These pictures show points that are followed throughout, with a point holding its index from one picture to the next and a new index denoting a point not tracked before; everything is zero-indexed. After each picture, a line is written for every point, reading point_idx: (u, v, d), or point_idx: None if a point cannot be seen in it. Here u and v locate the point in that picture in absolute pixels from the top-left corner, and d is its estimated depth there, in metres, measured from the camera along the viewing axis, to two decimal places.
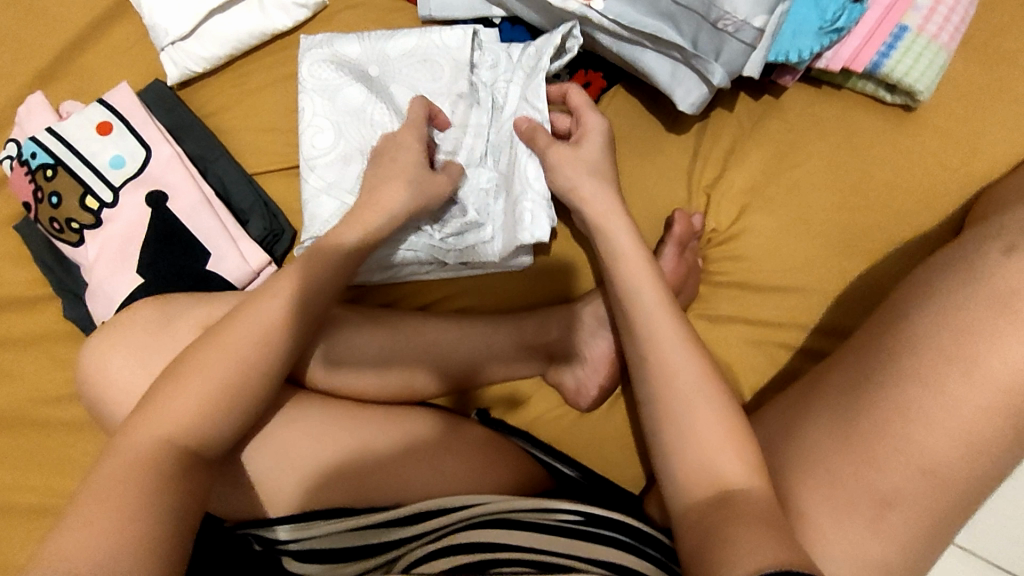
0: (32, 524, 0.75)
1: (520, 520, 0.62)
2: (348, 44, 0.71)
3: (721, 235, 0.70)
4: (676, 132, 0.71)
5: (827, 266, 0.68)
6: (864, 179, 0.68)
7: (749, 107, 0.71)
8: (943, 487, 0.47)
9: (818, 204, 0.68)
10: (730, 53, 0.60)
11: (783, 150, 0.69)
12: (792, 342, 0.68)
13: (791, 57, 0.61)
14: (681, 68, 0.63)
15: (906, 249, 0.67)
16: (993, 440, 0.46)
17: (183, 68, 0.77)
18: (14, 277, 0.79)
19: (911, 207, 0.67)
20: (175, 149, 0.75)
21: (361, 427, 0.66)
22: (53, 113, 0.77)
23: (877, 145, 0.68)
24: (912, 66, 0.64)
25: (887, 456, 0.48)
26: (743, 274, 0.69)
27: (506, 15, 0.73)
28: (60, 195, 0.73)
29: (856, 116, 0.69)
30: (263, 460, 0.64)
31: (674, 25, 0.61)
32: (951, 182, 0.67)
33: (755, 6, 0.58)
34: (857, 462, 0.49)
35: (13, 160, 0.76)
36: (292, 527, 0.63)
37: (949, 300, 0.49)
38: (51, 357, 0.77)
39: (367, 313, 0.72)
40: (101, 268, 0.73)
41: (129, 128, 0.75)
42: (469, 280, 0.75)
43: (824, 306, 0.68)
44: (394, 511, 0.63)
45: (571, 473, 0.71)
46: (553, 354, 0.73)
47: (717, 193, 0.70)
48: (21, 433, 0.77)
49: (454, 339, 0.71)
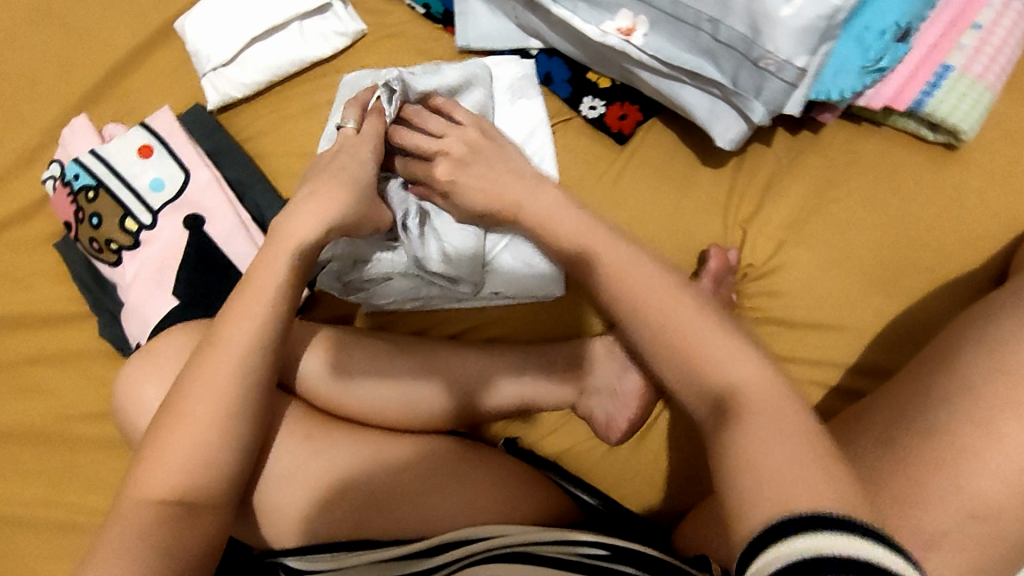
0: (58, 540, 0.75)
1: (540, 554, 0.60)
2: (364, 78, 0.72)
3: (757, 270, 0.70)
4: (711, 165, 0.71)
5: (863, 305, 0.66)
6: (905, 218, 0.67)
7: (787, 142, 0.70)
8: (987, 543, 0.46)
9: (856, 241, 0.67)
10: (771, 92, 0.59)
11: (820, 187, 0.69)
12: (828, 381, 0.67)
13: (832, 95, 0.60)
14: (721, 105, 0.63)
15: (947, 290, 0.65)
16: None
17: (224, 93, 0.78)
18: (50, 294, 0.81)
19: (951, 247, 0.66)
20: (214, 172, 0.77)
21: (390, 454, 0.67)
22: (95, 135, 0.79)
23: (918, 184, 0.67)
24: (956, 106, 0.63)
25: (931, 509, 0.47)
26: (778, 311, 0.69)
27: (543, 47, 0.74)
28: (101, 216, 0.75)
29: (896, 153, 0.68)
30: (290, 487, 0.65)
31: (714, 62, 0.61)
32: (994, 223, 0.65)
33: (799, 46, 0.56)
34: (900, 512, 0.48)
35: (56, 181, 0.78)
36: (310, 558, 0.63)
37: None
38: (85, 374, 0.78)
39: (399, 342, 0.73)
40: (137, 289, 0.74)
41: (170, 151, 0.76)
42: (501, 309, 0.75)
43: (862, 347, 0.66)
44: (414, 544, 0.62)
45: (592, 501, 0.71)
46: (583, 386, 0.72)
47: (752, 228, 0.70)
48: (51, 448, 0.77)
49: (486, 368, 0.72)
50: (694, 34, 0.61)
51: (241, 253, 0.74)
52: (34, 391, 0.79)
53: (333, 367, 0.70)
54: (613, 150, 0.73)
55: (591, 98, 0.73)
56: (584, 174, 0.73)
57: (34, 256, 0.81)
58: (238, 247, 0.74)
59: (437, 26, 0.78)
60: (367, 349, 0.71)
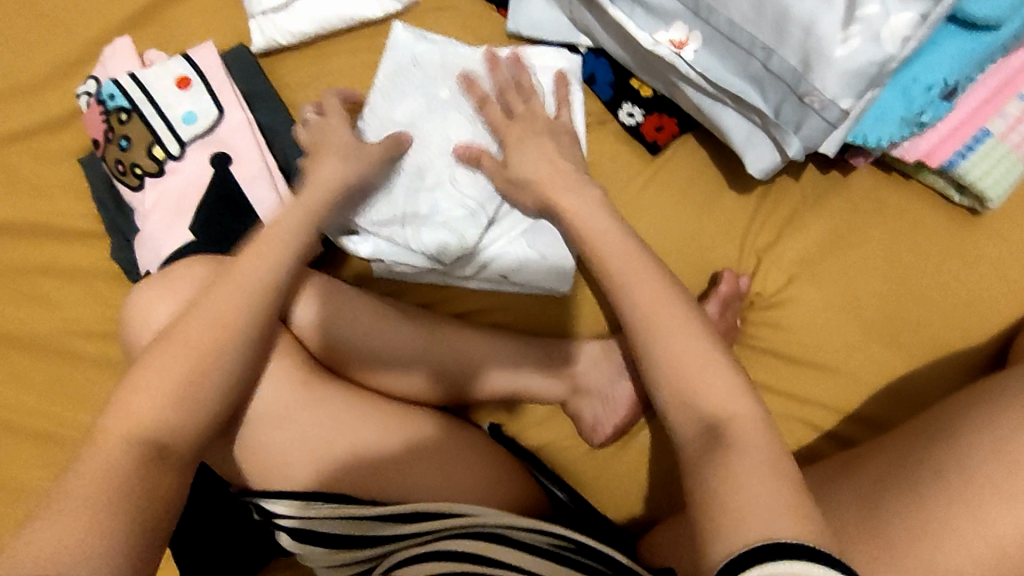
0: (41, 449, 0.77)
1: (514, 538, 0.63)
2: (415, 41, 0.74)
3: (765, 300, 0.71)
4: (736, 190, 0.71)
5: (861, 353, 0.67)
6: (917, 274, 0.67)
7: (815, 179, 0.71)
8: None
9: (865, 288, 0.68)
10: (810, 128, 0.59)
11: (841, 229, 0.69)
12: (812, 419, 0.68)
13: (868, 140, 0.61)
14: (758, 132, 0.64)
15: (948, 351, 0.66)
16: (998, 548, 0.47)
17: (269, 38, 0.78)
18: (67, 208, 0.81)
19: (957, 310, 0.67)
20: (247, 115, 0.77)
21: (374, 419, 0.68)
22: (135, 59, 0.79)
23: (939, 245, 0.68)
24: (987, 172, 0.64)
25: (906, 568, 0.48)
26: (778, 344, 0.70)
27: (591, 46, 0.74)
28: (130, 140, 0.75)
29: (920, 208, 0.68)
30: (273, 437, 0.66)
31: (760, 90, 0.61)
32: (1005, 295, 0.66)
33: (845, 87, 0.56)
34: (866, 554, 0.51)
35: (90, 98, 0.78)
36: (290, 504, 0.64)
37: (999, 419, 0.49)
38: (90, 291, 0.79)
39: (403, 310, 0.73)
40: (156, 215, 0.75)
41: (207, 86, 0.76)
42: (505, 295, 0.76)
43: (854, 392, 0.67)
44: (392, 508, 0.64)
45: (561, 495, 0.73)
46: (576, 386, 0.73)
47: (767, 260, 0.70)
48: (46, 358, 0.78)
49: (485, 352, 0.72)
50: (744, 57, 0.61)
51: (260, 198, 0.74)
52: (36, 300, 0.80)
53: (325, 322, 0.71)
54: (644, 159, 0.74)
55: (630, 104, 0.73)
56: (615, 179, 0.74)
57: (57, 168, 0.82)
58: (258, 192, 0.75)
59: (490, 6, 0.78)
60: (359, 305, 0.71)
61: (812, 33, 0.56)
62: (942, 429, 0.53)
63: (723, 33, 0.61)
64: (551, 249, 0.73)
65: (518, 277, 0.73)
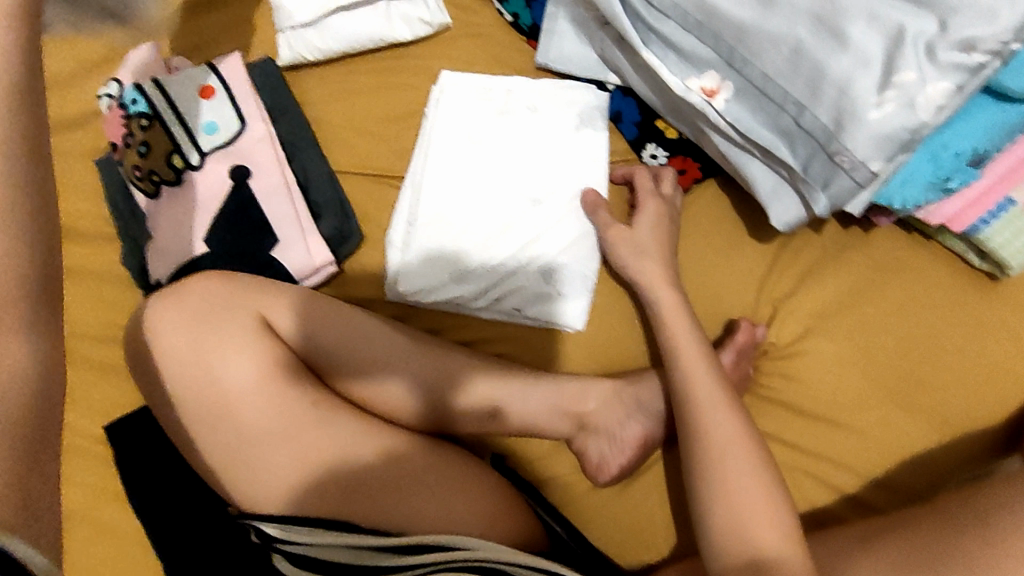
0: None
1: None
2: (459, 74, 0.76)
3: (779, 350, 0.70)
4: (756, 240, 0.71)
5: (872, 411, 0.67)
6: (932, 336, 0.67)
7: (836, 234, 0.70)
8: None
9: (880, 347, 0.68)
10: (838, 187, 0.60)
11: (859, 285, 0.69)
12: (819, 474, 0.68)
13: (893, 203, 0.61)
14: (784, 185, 0.64)
15: (960, 414, 0.66)
16: None
17: (297, 53, 0.78)
18: (79, 208, 0.80)
19: (971, 375, 0.66)
20: (269, 129, 0.76)
21: (380, 447, 0.67)
22: (161, 64, 0.78)
23: (957, 308, 0.68)
24: (1009, 242, 0.64)
25: None
26: (790, 396, 0.69)
27: (620, 84, 0.74)
28: (149, 147, 0.74)
29: (939, 270, 0.68)
30: (275, 459, 0.65)
31: (790, 144, 0.61)
32: (1020, 363, 0.66)
33: (877, 150, 0.56)
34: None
35: (111, 100, 0.77)
36: (290, 529, 0.64)
37: None
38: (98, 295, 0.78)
39: (414, 336, 0.72)
40: (172, 224, 0.74)
41: (231, 97, 0.76)
42: (517, 328, 0.75)
43: (864, 451, 0.67)
44: (392, 540, 0.63)
45: (562, 532, 0.72)
46: (583, 424, 0.72)
47: (783, 311, 0.70)
48: None
49: (493, 385, 0.71)
50: (776, 111, 0.61)
51: (279, 216, 0.74)
52: None
53: (335, 344, 0.70)
54: None
55: (655, 146, 0.74)
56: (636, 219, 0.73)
57: (71, 167, 0.81)
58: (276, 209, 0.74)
59: (521, 37, 0.79)
60: (369, 328, 0.70)
61: (847, 94, 0.56)
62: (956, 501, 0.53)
63: (755, 86, 0.61)
64: (567, 285, 0.73)
65: (530, 312, 0.73)
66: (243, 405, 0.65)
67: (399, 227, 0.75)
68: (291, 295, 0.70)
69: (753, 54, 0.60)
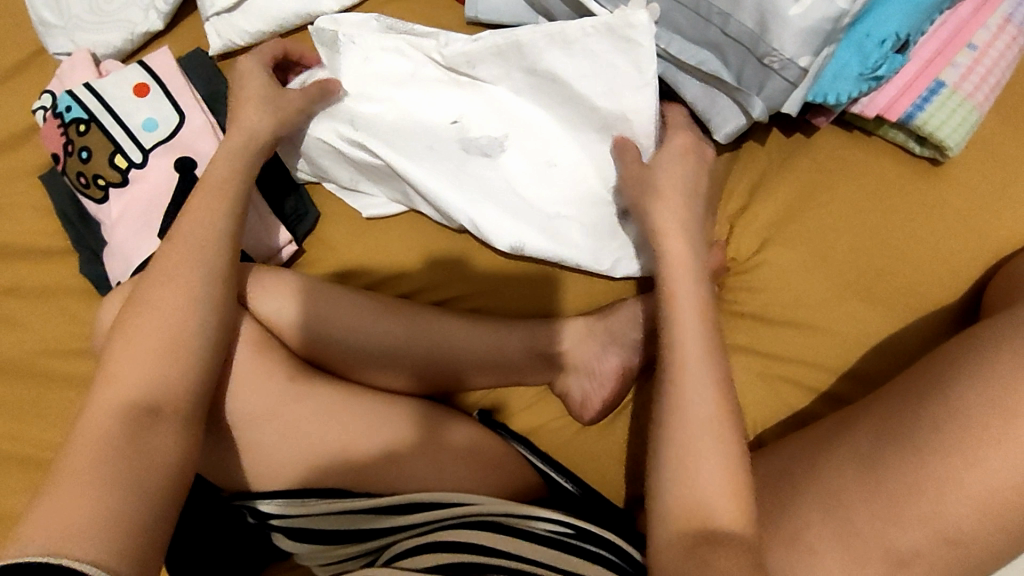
0: (21, 472, 0.75)
1: (510, 525, 0.64)
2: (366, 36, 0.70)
3: (741, 265, 0.71)
4: (706, 160, 0.72)
5: (838, 308, 0.68)
6: (887, 227, 0.68)
7: (780, 142, 0.72)
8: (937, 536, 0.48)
9: (838, 245, 0.69)
10: (772, 89, 0.61)
11: (809, 188, 0.70)
12: (795, 376, 0.69)
13: (828, 99, 0.62)
14: (720, 97, 0.65)
15: (927, 299, 0.67)
16: (984, 476, 0.47)
17: (227, 40, 0.77)
18: (29, 226, 0.79)
19: (929, 259, 0.68)
20: (209, 118, 0.76)
21: (359, 413, 0.67)
22: (91, 69, 0.77)
23: (909, 195, 0.69)
24: (946, 122, 0.65)
25: (908, 517, 0.49)
26: (758, 306, 0.70)
27: None
28: (90, 151, 0.74)
29: (885, 163, 0.70)
30: (258, 438, 0.65)
31: (720, 55, 0.62)
32: (975, 240, 0.67)
33: (803, 46, 0.57)
34: (874, 519, 0.50)
35: (46, 112, 0.76)
36: (283, 503, 0.64)
37: (979, 358, 0.50)
38: (60, 309, 0.77)
39: (382, 301, 0.71)
40: (123, 222, 0.74)
41: (166, 92, 0.75)
42: (486, 281, 0.75)
43: (837, 348, 0.68)
44: (389, 500, 0.64)
45: (570, 488, 0.70)
46: (561, 363, 0.73)
47: (740, 224, 0.71)
48: (18, 379, 0.77)
49: (469, 341, 0.71)
50: (702, 24, 0.61)
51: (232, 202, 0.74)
52: (4, 322, 0.78)
53: (299, 314, 0.69)
54: None
55: None
56: None
57: (16, 187, 0.80)
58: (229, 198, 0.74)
59: None
60: (338, 298, 0.70)
61: None
62: (922, 373, 0.54)
63: (547, 81, 0.67)
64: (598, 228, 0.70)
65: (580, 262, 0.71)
66: (220, 390, 0.65)
67: (356, 182, 0.75)
68: (263, 276, 0.70)
69: (546, 53, 0.65)
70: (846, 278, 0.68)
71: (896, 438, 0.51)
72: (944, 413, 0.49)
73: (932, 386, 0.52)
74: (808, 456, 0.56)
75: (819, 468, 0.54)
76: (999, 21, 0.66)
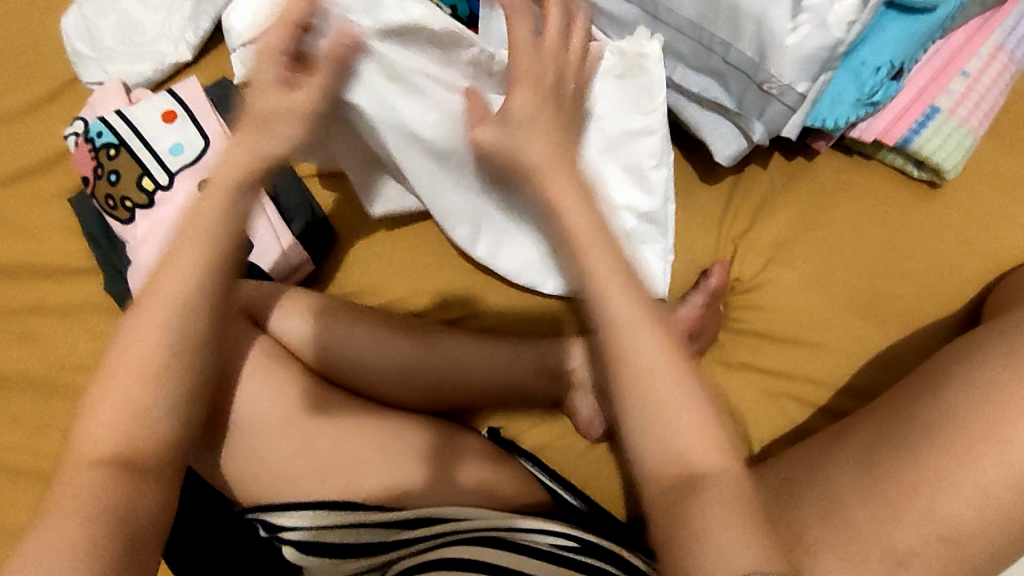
0: (39, 485, 0.76)
1: (517, 542, 0.64)
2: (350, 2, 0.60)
3: (745, 285, 0.73)
4: (710, 182, 0.75)
5: (840, 326, 0.70)
6: (888, 247, 0.70)
7: (781, 166, 0.74)
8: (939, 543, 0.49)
9: (840, 265, 0.71)
10: (772, 114, 0.64)
11: (811, 210, 0.72)
12: (799, 393, 0.70)
13: (826, 123, 0.65)
14: (722, 121, 0.68)
15: (928, 316, 0.69)
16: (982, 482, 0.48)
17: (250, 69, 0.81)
18: (56, 246, 0.82)
19: (929, 277, 0.69)
20: (233, 143, 0.79)
21: (370, 426, 0.68)
22: (123, 97, 0.81)
23: (909, 216, 0.71)
24: (941, 146, 0.67)
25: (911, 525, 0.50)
26: (762, 324, 0.72)
27: None
28: (119, 174, 0.77)
29: (884, 185, 0.72)
30: (271, 451, 0.66)
31: (722, 82, 0.65)
32: (973, 259, 0.69)
33: (801, 72, 0.60)
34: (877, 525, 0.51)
35: (77, 137, 0.80)
36: (295, 514, 0.65)
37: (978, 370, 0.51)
38: (82, 326, 0.80)
39: (395, 319, 0.73)
40: (144, 241, 0.76)
41: (193, 118, 0.79)
42: (497, 301, 0.77)
43: (840, 365, 0.70)
44: (402, 514, 0.65)
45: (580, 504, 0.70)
46: (568, 381, 0.74)
47: (743, 245, 0.73)
48: (40, 394, 0.79)
49: (480, 358, 0.73)
50: (705, 53, 0.64)
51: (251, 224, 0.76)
52: (28, 338, 0.80)
53: (314, 331, 0.71)
54: None
55: None
56: None
57: (44, 209, 0.83)
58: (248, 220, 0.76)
59: None
60: (351, 316, 0.72)
61: (765, 23, 0.59)
62: (923, 386, 0.55)
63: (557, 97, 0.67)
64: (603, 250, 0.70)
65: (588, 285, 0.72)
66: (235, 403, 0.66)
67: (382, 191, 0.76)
68: (281, 295, 0.72)
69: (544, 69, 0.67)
70: (848, 297, 0.70)
71: (897, 448, 0.52)
72: (941, 422, 0.51)
73: (932, 398, 0.53)
74: (813, 468, 0.57)
75: (824, 480, 0.55)
76: (991, 49, 0.69)
